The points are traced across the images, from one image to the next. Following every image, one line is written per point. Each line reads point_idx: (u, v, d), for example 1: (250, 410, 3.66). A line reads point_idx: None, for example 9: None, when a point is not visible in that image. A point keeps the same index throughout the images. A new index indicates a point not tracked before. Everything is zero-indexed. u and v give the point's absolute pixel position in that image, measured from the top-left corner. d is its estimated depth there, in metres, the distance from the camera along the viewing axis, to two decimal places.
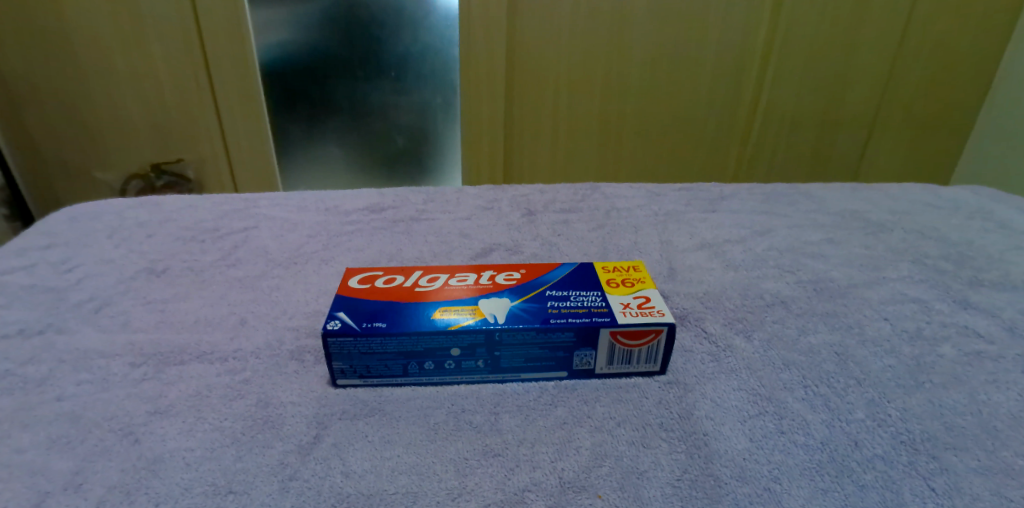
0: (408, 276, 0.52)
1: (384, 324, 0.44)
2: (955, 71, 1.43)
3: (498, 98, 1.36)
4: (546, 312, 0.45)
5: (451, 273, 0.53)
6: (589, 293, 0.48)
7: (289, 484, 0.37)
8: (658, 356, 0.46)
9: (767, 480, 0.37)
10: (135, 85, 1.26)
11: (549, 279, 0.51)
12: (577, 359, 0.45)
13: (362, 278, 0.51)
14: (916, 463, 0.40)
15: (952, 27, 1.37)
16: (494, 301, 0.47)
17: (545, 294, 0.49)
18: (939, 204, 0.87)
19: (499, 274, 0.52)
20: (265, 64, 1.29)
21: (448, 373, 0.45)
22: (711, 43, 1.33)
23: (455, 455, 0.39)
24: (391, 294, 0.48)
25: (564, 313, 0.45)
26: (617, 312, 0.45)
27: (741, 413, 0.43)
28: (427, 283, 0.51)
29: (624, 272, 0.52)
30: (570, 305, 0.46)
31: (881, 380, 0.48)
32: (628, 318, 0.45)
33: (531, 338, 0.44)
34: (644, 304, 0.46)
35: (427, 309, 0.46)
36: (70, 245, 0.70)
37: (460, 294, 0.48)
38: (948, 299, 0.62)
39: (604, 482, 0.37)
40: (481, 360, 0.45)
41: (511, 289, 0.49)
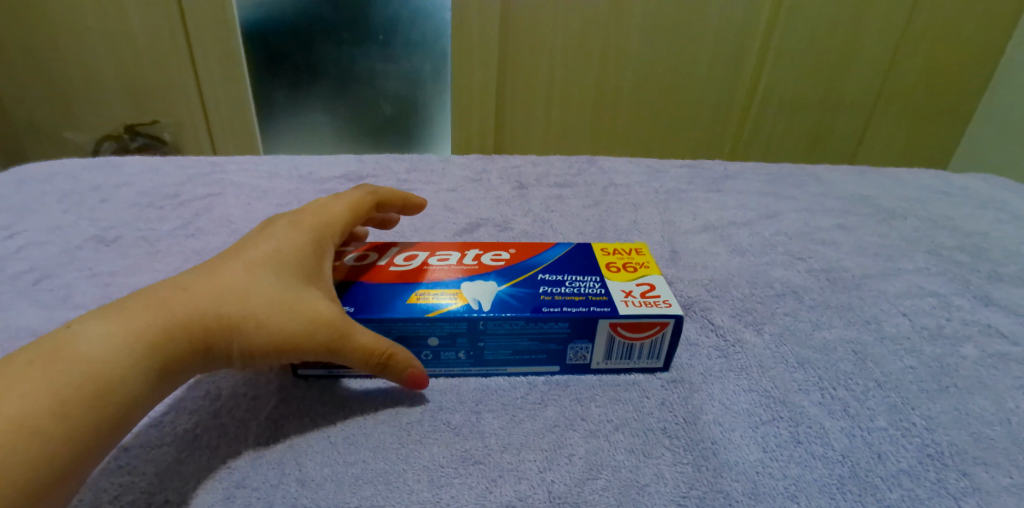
0: (383, 252, 0.46)
1: (351, 308, 0.38)
2: (961, 54, 1.37)
3: (491, 67, 1.27)
4: (538, 299, 0.40)
5: (433, 250, 0.47)
6: (587, 279, 0.43)
7: (235, 493, 0.32)
8: (662, 351, 0.41)
9: (783, 498, 0.33)
10: (105, 40, 1.16)
11: (542, 262, 0.45)
12: (571, 353, 0.40)
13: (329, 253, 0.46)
14: (945, 480, 0.36)
15: (964, 7, 1.30)
16: (479, 284, 0.42)
17: (538, 278, 0.43)
18: (950, 191, 0.82)
19: (486, 254, 0.46)
20: (244, 23, 1.19)
21: (426, 365, 0.40)
22: (714, 15, 1.26)
23: (430, 462, 0.34)
24: (361, 273, 0.43)
25: (558, 300, 0.40)
26: (618, 301, 0.40)
27: (753, 418, 0.39)
28: (404, 261, 0.45)
29: (625, 255, 0.47)
30: (565, 292, 0.41)
31: (903, 383, 0.44)
32: (631, 307, 0.40)
33: (522, 330, 0.39)
34: (648, 293, 0.41)
35: (403, 292, 0.41)
36: (14, 209, 0.63)
37: (440, 275, 0.43)
38: (968, 295, 0.58)
39: (600, 498, 0.32)
40: (463, 352, 0.39)
41: (499, 271, 0.44)
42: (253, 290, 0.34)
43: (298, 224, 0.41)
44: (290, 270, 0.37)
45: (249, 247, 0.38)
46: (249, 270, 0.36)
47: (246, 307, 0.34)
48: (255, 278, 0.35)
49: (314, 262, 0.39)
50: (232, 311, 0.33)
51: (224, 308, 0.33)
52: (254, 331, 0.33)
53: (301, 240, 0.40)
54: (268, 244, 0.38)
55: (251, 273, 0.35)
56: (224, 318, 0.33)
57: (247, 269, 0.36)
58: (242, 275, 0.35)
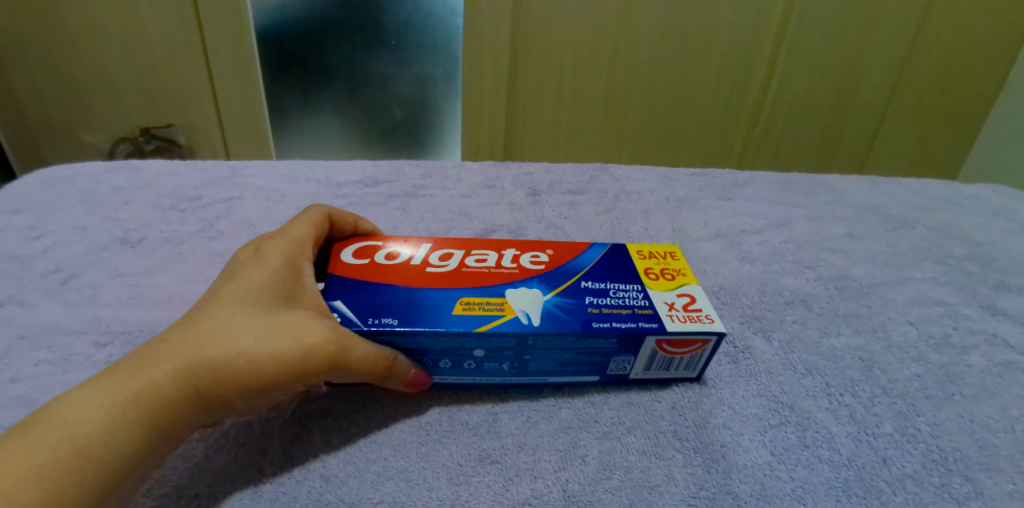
0: (415, 253, 0.48)
1: (395, 320, 0.39)
2: (973, 60, 1.37)
3: (500, 71, 1.27)
4: (586, 313, 0.40)
5: (469, 252, 0.48)
6: (629, 289, 0.44)
7: (261, 489, 0.33)
8: (700, 363, 0.42)
9: (790, 500, 0.34)
10: (122, 45, 1.16)
11: (581, 268, 0.46)
12: (614, 364, 0.41)
13: (358, 253, 0.47)
14: (948, 485, 0.37)
15: (976, 15, 1.30)
16: (524, 295, 0.42)
17: (580, 285, 0.44)
18: (959, 201, 0.82)
19: (524, 255, 0.48)
20: (258, 26, 1.21)
21: (469, 373, 0.40)
22: (725, 23, 1.26)
23: (449, 460, 0.35)
24: (399, 277, 0.44)
25: (606, 315, 0.40)
26: (664, 316, 0.41)
27: (762, 422, 0.40)
28: (442, 263, 0.46)
29: (661, 261, 0.48)
30: (611, 305, 0.42)
31: (910, 390, 0.45)
32: (677, 323, 0.40)
33: (569, 344, 0.39)
34: (691, 306, 0.42)
35: (446, 301, 0.41)
36: (40, 209, 0.65)
37: (478, 278, 0.44)
38: (975, 304, 0.58)
39: (613, 497, 0.34)
40: (507, 363, 0.40)
41: (541, 277, 0.45)
42: (231, 329, 0.34)
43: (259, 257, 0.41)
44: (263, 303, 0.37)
45: (213, 294, 0.38)
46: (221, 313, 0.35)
47: (233, 347, 0.33)
48: (235, 318, 0.35)
49: (285, 288, 0.39)
50: (220, 353, 0.33)
51: (208, 354, 0.33)
52: (248, 368, 0.33)
53: (265, 272, 0.40)
54: (235, 286, 0.38)
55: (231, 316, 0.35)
56: (211, 363, 0.33)
57: (219, 313, 0.36)
58: (216, 319, 0.35)
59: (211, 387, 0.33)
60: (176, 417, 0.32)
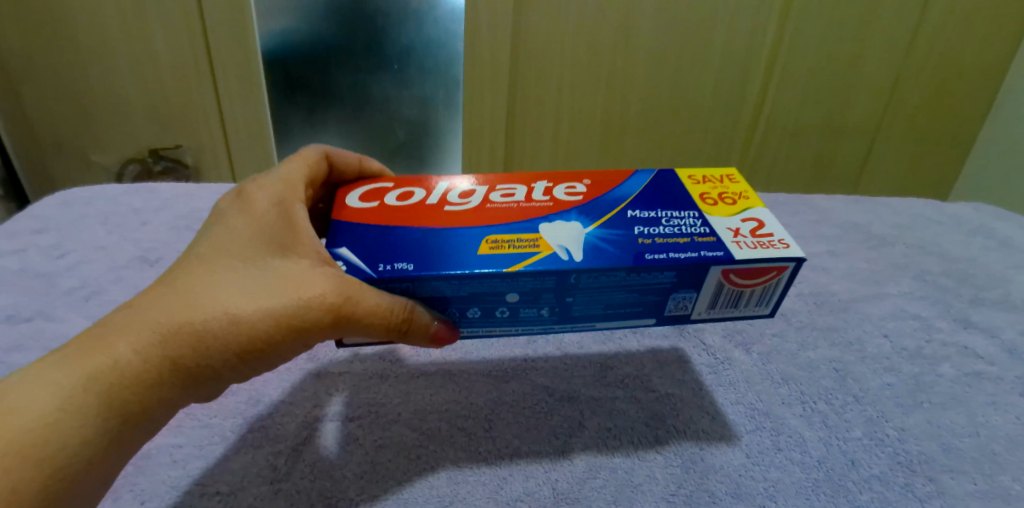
0: (431, 191, 0.47)
1: (410, 266, 0.38)
2: (970, 75, 1.29)
3: (501, 88, 1.21)
4: (638, 245, 0.40)
5: (493, 187, 0.48)
6: (683, 216, 0.44)
7: (278, 486, 0.37)
8: (766, 299, 0.42)
9: (762, 497, 0.38)
10: (130, 64, 1.10)
11: (624, 199, 0.46)
12: (669, 302, 0.41)
13: (365, 196, 0.47)
14: (913, 484, 0.40)
15: (972, 33, 1.23)
16: (565, 229, 0.42)
17: (628, 216, 0.44)
18: (939, 219, 0.83)
19: (558, 188, 0.48)
20: (264, 51, 1.15)
21: (505, 322, 0.41)
22: (721, 42, 1.19)
23: (449, 461, 0.39)
24: (418, 217, 0.44)
25: (660, 246, 0.40)
26: (731, 244, 0.41)
27: (738, 427, 0.43)
28: (463, 200, 0.46)
29: (717, 184, 0.48)
30: (665, 233, 0.41)
31: (880, 398, 0.48)
32: (744, 251, 0.40)
33: (621, 280, 0.39)
34: (760, 232, 0.42)
35: (469, 240, 0.41)
36: (62, 229, 0.68)
37: (504, 214, 0.44)
38: (949, 317, 0.61)
39: (599, 494, 0.37)
40: (546, 309, 0.40)
41: (579, 209, 0.44)
42: (224, 290, 0.35)
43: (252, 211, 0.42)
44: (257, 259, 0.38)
45: (203, 251, 0.39)
46: (214, 273, 0.36)
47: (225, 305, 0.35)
48: (226, 276, 0.36)
49: (279, 242, 0.40)
50: (214, 315, 0.34)
51: (200, 316, 0.34)
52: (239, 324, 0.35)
53: (258, 228, 0.40)
54: (229, 238, 0.39)
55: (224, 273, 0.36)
56: (203, 320, 0.34)
57: (210, 270, 0.37)
58: (208, 280, 0.36)
59: (205, 348, 0.34)
60: (168, 370, 0.33)
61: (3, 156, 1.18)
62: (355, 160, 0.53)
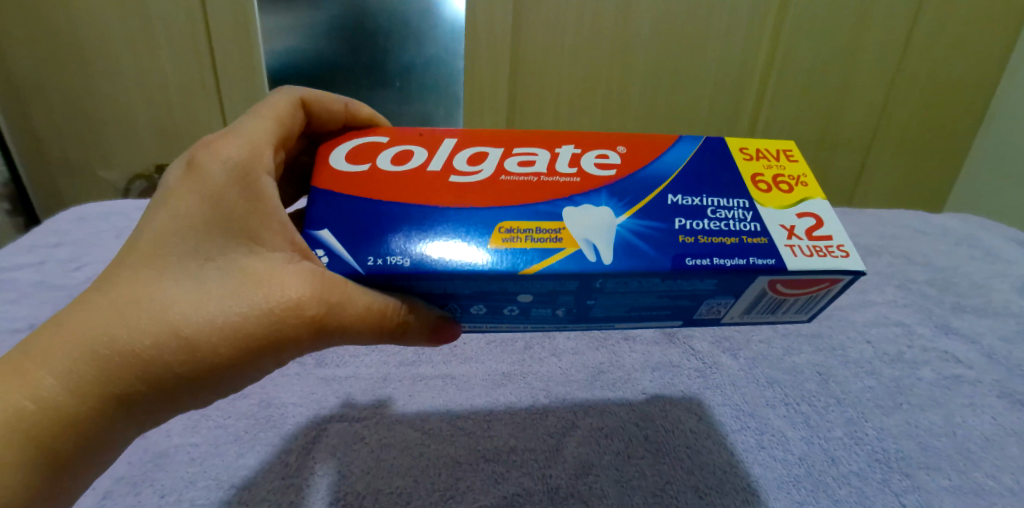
0: (433, 154, 0.42)
1: (415, 260, 0.36)
2: (959, 90, 1.32)
3: (501, 109, 1.23)
4: (676, 244, 0.37)
5: (507, 150, 0.43)
6: (731, 204, 0.40)
7: (290, 482, 0.40)
8: (806, 308, 0.41)
9: (744, 492, 0.40)
10: (141, 84, 1.15)
11: (664, 176, 0.41)
12: (701, 306, 0.39)
13: (355, 156, 0.42)
14: (889, 480, 0.43)
15: (953, 52, 1.27)
16: (594, 217, 0.38)
17: (668, 200, 0.39)
18: (925, 230, 0.86)
19: (586, 156, 0.42)
20: (271, 71, 1.17)
21: (515, 318, 0.39)
22: (713, 64, 1.21)
23: (449, 459, 0.42)
24: (420, 189, 0.39)
25: (701, 246, 0.37)
26: (784, 249, 0.37)
27: (724, 427, 0.46)
28: (473, 167, 0.41)
29: (773, 162, 0.43)
30: (707, 229, 0.38)
31: (860, 400, 0.50)
32: (800, 259, 0.37)
33: (648, 287, 0.37)
34: (817, 233, 0.38)
35: (478, 225, 0.37)
36: (77, 243, 0.71)
37: (523, 190, 0.39)
38: (930, 323, 0.63)
39: (590, 489, 0.40)
40: (560, 310, 0.39)
41: (610, 189, 0.40)
42: (180, 298, 0.34)
43: (206, 180, 0.37)
44: (216, 254, 0.35)
45: (150, 232, 0.36)
46: (167, 275, 0.34)
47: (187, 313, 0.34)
48: (188, 277, 0.35)
49: (241, 229, 0.36)
50: (171, 329, 0.33)
51: (158, 324, 0.33)
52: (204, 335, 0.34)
53: (213, 207, 0.36)
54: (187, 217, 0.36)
55: (187, 274, 0.35)
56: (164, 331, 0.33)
57: (171, 266, 0.35)
58: (161, 284, 0.34)
59: (163, 360, 0.33)
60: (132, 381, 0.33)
61: (13, 173, 1.20)
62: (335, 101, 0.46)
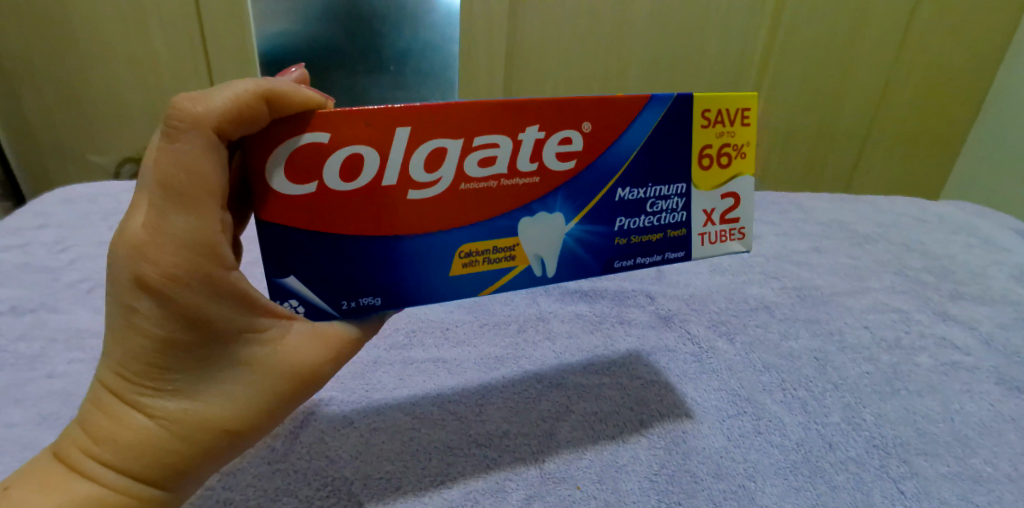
0: (385, 159, 0.31)
1: (377, 298, 0.34)
2: (954, 79, 1.29)
3: (497, 98, 1.19)
4: (612, 247, 0.37)
5: (469, 139, 0.32)
6: (669, 190, 0.38)
7: (277, 467, 0.38)
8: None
9: (742, 477, 0.40)
10: (130, 66, 1.12)
11: (623, 162, 0.36)
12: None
13: (290, 169, 0.30)
14: (887, 466, 0.42)
15: (951, 38, 1.24)
16: (550, 230, 0.36)
17: (616, 196, 0.36)
18: (923, 218, 0.84)
19: (556, 141, 0.34)
20: (262, 53, 1.14)
21: None
22: (712, 50, 1.19)
23: (440, 443, 0.41)
24: (369, 211, 0.32)
25: (632, 245, 0.38)
26: (695, 240, 0.39)
27: (720, 412, 0.45)
28: (432, 175, 0.32)
29: (726, 126, 0.38)
30: (640, 226, 0.38)
31: (858, 386, 0.50)
32: (705, 249, 0.40)
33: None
34: (728, 216, 0.40)
35: (440, 251, 0.34)
36: (64, 225, 0.69)
37: (493, 205, 0.34)
38: (928, 310, 0.62)
39: (583, 473, 0.39)
40: None
41: (567, 189, 0.35)
42: (210, 411, 0.31)
43: (168, 303, 0.28)
44: (224, 360, 0.31)
45: (141, 359, 0.29)
46: (185, 396, 0.30)
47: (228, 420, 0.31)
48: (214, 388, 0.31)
49: (234, 330, 0.30)
50: (216, 439, 0.31)
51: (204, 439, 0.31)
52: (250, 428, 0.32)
53: (195, 326, 0.29)
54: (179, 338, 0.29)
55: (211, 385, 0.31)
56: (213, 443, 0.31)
57: (190, 381, 0.30)
58: (181, 404, 0.30)
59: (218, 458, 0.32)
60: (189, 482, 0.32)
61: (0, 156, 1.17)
62: (247, 100, 0.28)
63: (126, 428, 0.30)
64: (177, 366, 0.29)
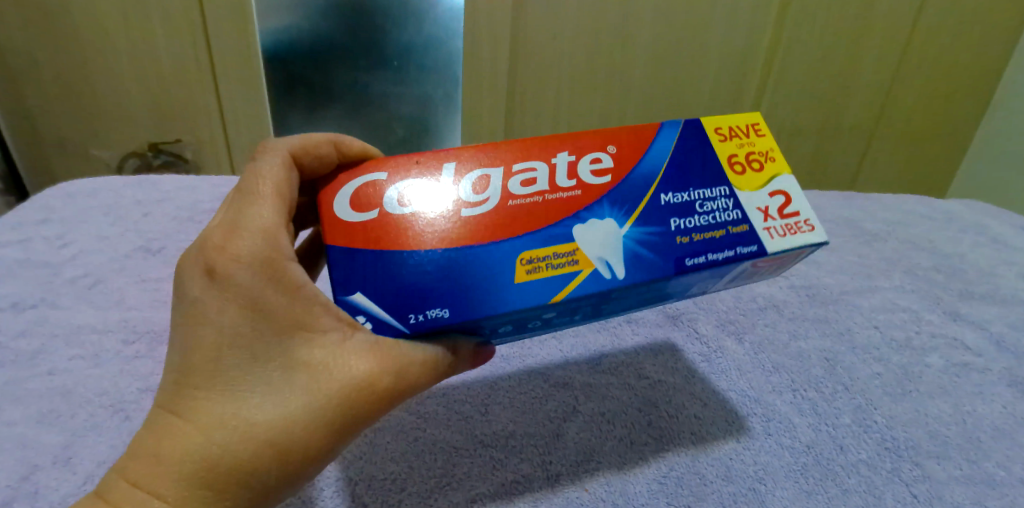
0: (436, 185, 0.37)
1: (445, 311, 0.34)
2: (963, 76, 1.27)
3: (500, 91, 1.18)
4: (676, 245, 0.36)
5: (508, 167, 0.38)
6: (714, 193, 0.38)
7: None
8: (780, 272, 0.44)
9: (752, 480, 0.39)
10: (133, 61, 1.11)
11: (655, 174, 0.38)
12: (702, 286, 0.40)
13: (359, 200, 0.36)
14: (899, 469, 0.42)
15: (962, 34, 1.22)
16: (602, 235, 0.36)
17: (661, 201, 0.37)
18: (931, 216, 0.82)
19: (583, 161, 0.38)
20: (264, 48, 1.13)
21: (536, 328, 0.40)
22: (719, 45, 1.17)
23: (446, 443, 0.40)
24: (428, 229, 0.35)
25: (698, 244, 0.36)
26: (761, 230, 0.38)
27: (729, 414, 0.44)
28: (478, 196, 0.37)
29: (744, 139, 0.41)
30: (699, 224, 0.37)
31: (869, 387, 0.49)
32: (776, 241, 0.38)
33: (659, 287, 0.37)
34: (786, 209, 0.39)
35: (499, 265, 0.35)
36: (63, 219, 0.68)
37: (538, 217, 0.36)
38: (938, 310, 0.61)
39: (592, 476, 0.39)
40: (577, 315, 0.39)
41: (610, 196, 0.37)
42: (260, 418, 0.31)
43: (234, 285, 0.33)
44: (277, 355, 0.32)
45: (200, 348, 0.32)
46: (235, 395, 0.31)
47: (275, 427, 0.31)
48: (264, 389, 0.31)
49: (289, 325, 0.32)
50: (260, 452, 0.30)
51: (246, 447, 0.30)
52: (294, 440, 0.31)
53: (252, 313, 0.32)
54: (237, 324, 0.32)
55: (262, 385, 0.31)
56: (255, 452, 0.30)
57: (242, 379, 0.31)
58: (229, 407, 0.31)
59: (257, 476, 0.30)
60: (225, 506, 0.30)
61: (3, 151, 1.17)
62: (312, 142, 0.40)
63: (175, 435, 0.30)
64: (232, 358, 0.31)
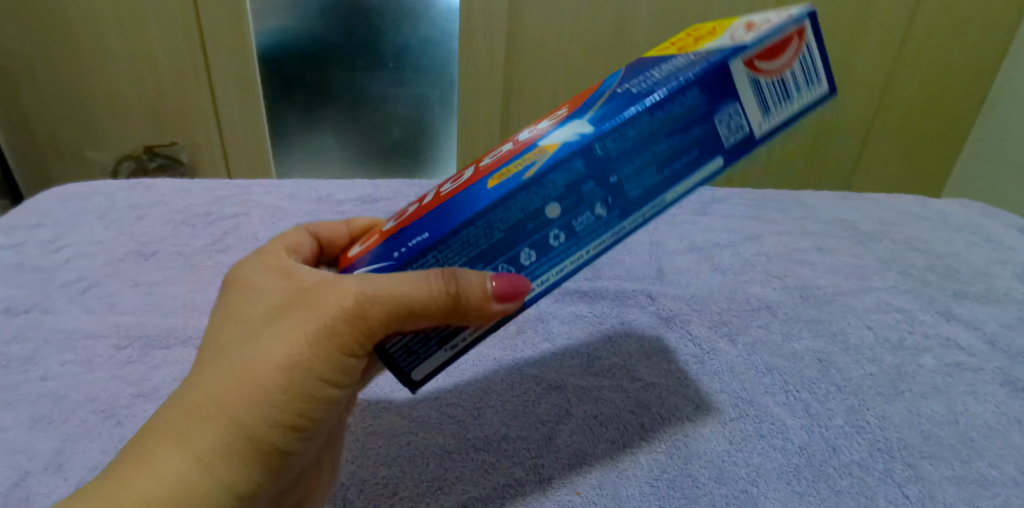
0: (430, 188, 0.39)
1: (426, 234, 0.30)
2: (957, 75, 1.26)
3: (496, 92, 1.18)
4: (641, 87, 0.31)
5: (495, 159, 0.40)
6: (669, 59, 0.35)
7: None
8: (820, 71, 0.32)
9: (745, 482, 0.39)
10: (128, 64, 1.11)
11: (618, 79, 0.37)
12: (729, 113, 0.31)
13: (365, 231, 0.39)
14: (891, 469, 0.42)
15: (955, 34, 1.20)
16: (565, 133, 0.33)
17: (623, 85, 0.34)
18: (926, 216, 0.81)
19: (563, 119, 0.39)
20: (259, 50, 1.13)
21: (563, 248, 0.31)
22: None
23: (438, 447, 0.41)
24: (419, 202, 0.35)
25: (665, 74, 0.31)
26: (731, 40, 0.32)
27: (723, 416, 0.44)
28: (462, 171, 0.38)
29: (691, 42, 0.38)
30: (664, 66, 0.32)
31: (862, 387, 0.49)
32: (753, 33, 0.31)
33: (664, 136, 0.30)
34: (752, 23, 0.33)
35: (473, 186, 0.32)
36: (57, 223, 0.68)
37: (508, 147, 0.35)
38: (932, 310, 0.61)
39: (583, 479, 0.39)
40: (601, 209, 0.31)
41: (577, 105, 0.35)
42: (242, 360, 0.31)
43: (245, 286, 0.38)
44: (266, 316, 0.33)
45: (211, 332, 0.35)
46: (224, 352, 0.32)
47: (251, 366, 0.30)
48: (250, 341, 0.32)
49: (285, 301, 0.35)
50: (236, 387, 0.30)
51: (224, 387, 0.30)
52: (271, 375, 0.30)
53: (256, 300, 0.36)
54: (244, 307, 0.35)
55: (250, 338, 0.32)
56: (231, 391, 0.30)
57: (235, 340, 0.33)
58: (218, 360, 0.32)
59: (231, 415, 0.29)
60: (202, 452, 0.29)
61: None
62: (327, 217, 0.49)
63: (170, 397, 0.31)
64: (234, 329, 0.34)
